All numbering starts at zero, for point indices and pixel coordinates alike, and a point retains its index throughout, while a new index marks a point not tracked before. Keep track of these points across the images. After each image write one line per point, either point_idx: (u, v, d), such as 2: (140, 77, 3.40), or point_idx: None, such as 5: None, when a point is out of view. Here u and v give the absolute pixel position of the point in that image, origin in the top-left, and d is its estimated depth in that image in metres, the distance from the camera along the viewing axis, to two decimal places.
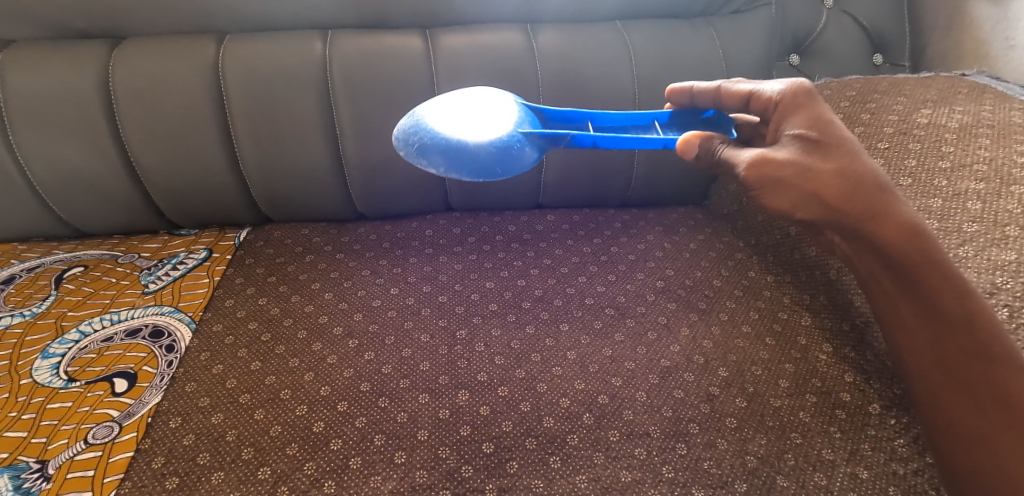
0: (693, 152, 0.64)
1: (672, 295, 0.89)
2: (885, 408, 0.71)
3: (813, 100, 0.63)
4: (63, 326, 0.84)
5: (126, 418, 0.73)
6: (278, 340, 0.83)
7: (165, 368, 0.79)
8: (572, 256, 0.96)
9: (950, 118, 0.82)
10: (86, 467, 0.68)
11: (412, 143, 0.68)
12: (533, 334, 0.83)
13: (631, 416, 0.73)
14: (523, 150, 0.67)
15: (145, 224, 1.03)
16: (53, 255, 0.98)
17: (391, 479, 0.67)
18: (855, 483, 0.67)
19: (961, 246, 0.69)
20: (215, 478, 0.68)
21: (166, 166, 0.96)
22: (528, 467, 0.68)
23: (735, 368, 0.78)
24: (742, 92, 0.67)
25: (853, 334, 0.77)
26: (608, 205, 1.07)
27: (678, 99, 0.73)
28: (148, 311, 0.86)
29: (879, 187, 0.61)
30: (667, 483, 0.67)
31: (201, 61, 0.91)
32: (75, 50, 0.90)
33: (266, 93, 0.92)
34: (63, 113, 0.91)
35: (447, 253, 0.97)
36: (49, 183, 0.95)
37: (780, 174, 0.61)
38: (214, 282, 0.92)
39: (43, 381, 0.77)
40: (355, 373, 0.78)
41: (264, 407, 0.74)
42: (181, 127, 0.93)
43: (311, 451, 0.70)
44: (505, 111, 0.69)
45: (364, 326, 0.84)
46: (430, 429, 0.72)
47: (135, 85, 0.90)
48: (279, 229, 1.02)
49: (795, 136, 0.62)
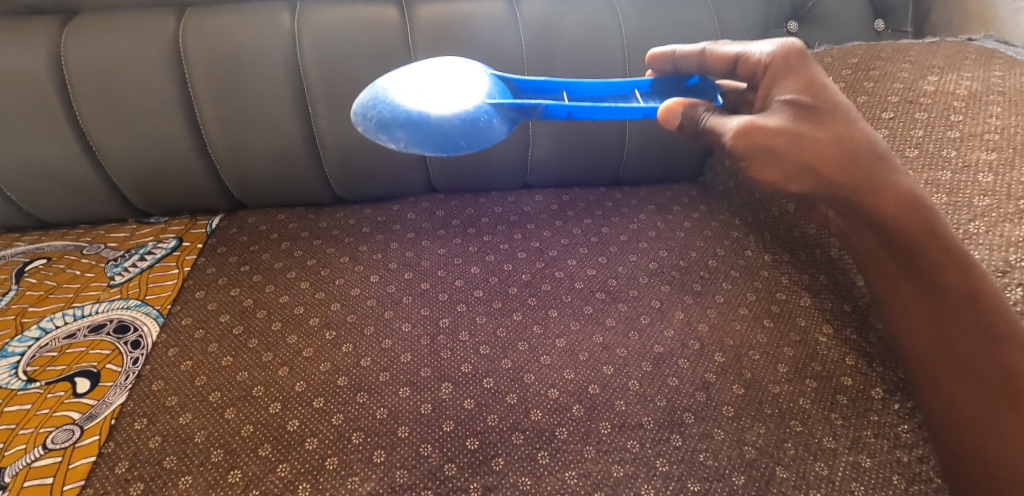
0: (675, 121, 0.59)
1: (666, 277, 0.85)
2: (889, 392, 0.68)
3: (805, 62, 0.58)
4: (23, 322, 0.80)
5: (87, 421, 0.68)
6: (251, 333, 0.78)
7: (130, 366, 0.75)
8: (561, 239, 0.91)
9: (959, 85, 0.77)
10: (45, 474, 0.64)
11: (372, 119, 0.63)
12: (520, 321, 0.79)
13: (623, 407, 0.70)
14: (492, 122, 0.62)
15: (112, 213, 0.98)
16: (15, 247, 0.93)
17: (369, 480, 0.64)
18: (858, 473, 0.63)
19: (971, 222, 0.65)
20: (182, 483, 0.64)
21: (129, 150, 0.90)
22: (515, 463, 0.65)
23: (732, 353, 0.75)
24: (729, 55, 0.62)
25: (855, 315, 0.73)
26: (599, 184, 1.02)
27: (660, 65, 0.67)
28: (113, 305, 0.82)
29: (877, 156, 0.56)
30: (661, 477, 0.64)
31: (160, 37, 0.85)
32: (24, 27, 0.84)
33: (232, 72, 0.86)
34: (14, 96, 0.85)
35: (430, 237, 0.92)
36: (5, 171, 0.90)
37: (772, 142, 0.55)
38: (184, 273, 0.87)
39: (1, 382, 0.72)
40: (332, 366, 0.74)
41: (235, 405, 0.71)
42: (143, 109, 0.87)
43: (284, 451, 0.66)
44: (475, 82, 0.64)
45: (343, 316, 0.80)
46: (412, 425, 0.68)
47: (92, 65, 0.84)
48: (254, 216, 0.97)
49: (787, 101, 0.57)
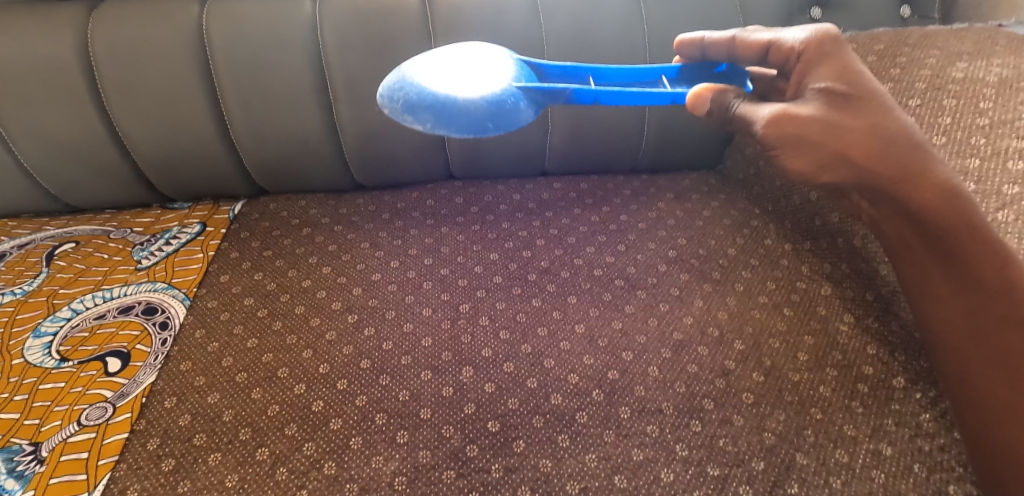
0: (704, 107, 0.58)
1: (685, 265, 0.85)
2: (911, 381, 0.68)
3: (840, 48, 0.57)
4: (55, 303, 0.81)
5: (119, 399, 0.70)
6: (275, 316, 0.80)
7: (159, 346, 0.76)
8: (580, 226, 0.92)
9: (989, 71, 0.76)
10: (80, 449, 0.66)
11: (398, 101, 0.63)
12: (540, 307, 0.80)
13: (642, 392, 0.70)
14: (519, 105, 0.62)
15: (138, 198, 0.99)
16: (43, 231, 0.95)
17: (393, 459, 0.65)
18: (879, 460, 0.63)
19: (1000, 210, 0.64)
20: (212, 460, 0.66)
21: (154, 136, 0.91)
22: (535, 446, 0.66)
23: (752, 341, 0.75)
24: (760, 42, 0.61)
25: (878, 305, 0.73)
26: (617, 172, 1.02)
27: (689, 51, 0.67)
28: (141, 287, 0.83)
29: (913, 145, 0.55)
30: (680, 461, 0.64)
31: (185, 26, 0.86)
32: (51, 14, 0.85)
33: (256, 61, 0.87)
34: (43, 83, 0.86)
35: (449, 224, 0.93)
36: (36, 157, 0.92)
37: (805, 131, 0.54)
38: (208, 257, 0.88)
39: (35, 361, 0.74)
40: (355, 349, 0.75)
41: (261, 386, 0.72)
42: (169, 96, 0.88)
43: (310, 431, 0.68)
44: (500, 66, 0.64)
45: (364, 301, 0.81)
46: (434, 407, 0.69)
47: (118, 53, 0.86)
48: (275, 201, 0.99)
49: (821, 90, 0.56)
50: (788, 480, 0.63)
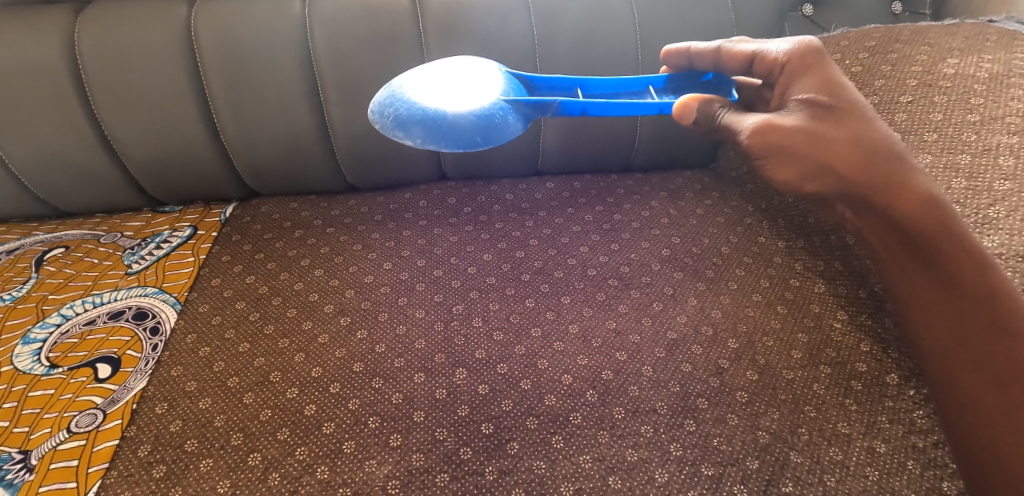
0: (690, 116, 0.59)
1: (679, 264, 0.84)
2: (904, 378, 0.68)
3: (823, 60, 0.57)
4: (45, 309, 0.81)
5: (109, 405, 0.70)
6: (267, 319, 0.79)
7: (150, 352, 0.76)
8: (573, 226, 0.91)
9: (980, 67, 0.76)
10: (70, 457, 0.65)
11: (388, 116, 0.63)
12: (533, 308, 0.79)
13: (637, 392, 0.70)
14: (508, 119, 0.62)
15: (128, 201, 0.98)
16: (33, 236, 0.94)
17: (387, 463, 0.65)
18: (873, 458, 0.63)
19: (991, 206, 0.64)
20: (203, 466, 0.65)
21: (145, 141, 0.91)
22: (529, 447, 0.65)
23: (746, 340, 0.75)
24: (744, 53, 0.61)
25: (871, 302, 0.73)
26: (611, 170, 1.02)
27: (676, 61, 0.67)
28: (132, 293, 0.83)
29: (896, 156, 0.55)
30: (675, 461, 0.64)
31: (173, 30, 0.85)
32: (37, 17, 0.84)
33: (246, 66, 0.86)
34: (30, 87, 0.85)
35: (442, 225, 0.92)
36: (24, 162, 0.91)
37: (787, 141, 0.55)
38: (199, 261, 0.88)
39: (24, 368, 0.74)
40: (347, 352, 0.75)
41: (253, 390, 0.72)
42: (158, 101, 0.88)
43: (302, 435, 0.67)
44: (490, 80, 0.64)
45: (356, 303, 0.81)
46: (426, 409, 0.69)
47: (106, 57, 0.85)
48: (267, 204, 0.98)
49: (804, 101, 0.56)
50: (782, 479, 0.63)
